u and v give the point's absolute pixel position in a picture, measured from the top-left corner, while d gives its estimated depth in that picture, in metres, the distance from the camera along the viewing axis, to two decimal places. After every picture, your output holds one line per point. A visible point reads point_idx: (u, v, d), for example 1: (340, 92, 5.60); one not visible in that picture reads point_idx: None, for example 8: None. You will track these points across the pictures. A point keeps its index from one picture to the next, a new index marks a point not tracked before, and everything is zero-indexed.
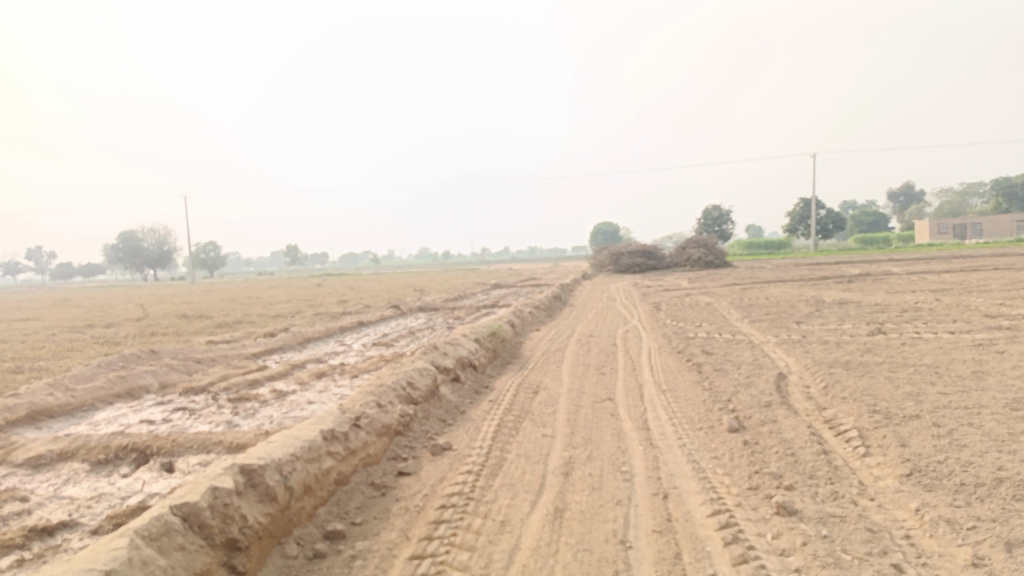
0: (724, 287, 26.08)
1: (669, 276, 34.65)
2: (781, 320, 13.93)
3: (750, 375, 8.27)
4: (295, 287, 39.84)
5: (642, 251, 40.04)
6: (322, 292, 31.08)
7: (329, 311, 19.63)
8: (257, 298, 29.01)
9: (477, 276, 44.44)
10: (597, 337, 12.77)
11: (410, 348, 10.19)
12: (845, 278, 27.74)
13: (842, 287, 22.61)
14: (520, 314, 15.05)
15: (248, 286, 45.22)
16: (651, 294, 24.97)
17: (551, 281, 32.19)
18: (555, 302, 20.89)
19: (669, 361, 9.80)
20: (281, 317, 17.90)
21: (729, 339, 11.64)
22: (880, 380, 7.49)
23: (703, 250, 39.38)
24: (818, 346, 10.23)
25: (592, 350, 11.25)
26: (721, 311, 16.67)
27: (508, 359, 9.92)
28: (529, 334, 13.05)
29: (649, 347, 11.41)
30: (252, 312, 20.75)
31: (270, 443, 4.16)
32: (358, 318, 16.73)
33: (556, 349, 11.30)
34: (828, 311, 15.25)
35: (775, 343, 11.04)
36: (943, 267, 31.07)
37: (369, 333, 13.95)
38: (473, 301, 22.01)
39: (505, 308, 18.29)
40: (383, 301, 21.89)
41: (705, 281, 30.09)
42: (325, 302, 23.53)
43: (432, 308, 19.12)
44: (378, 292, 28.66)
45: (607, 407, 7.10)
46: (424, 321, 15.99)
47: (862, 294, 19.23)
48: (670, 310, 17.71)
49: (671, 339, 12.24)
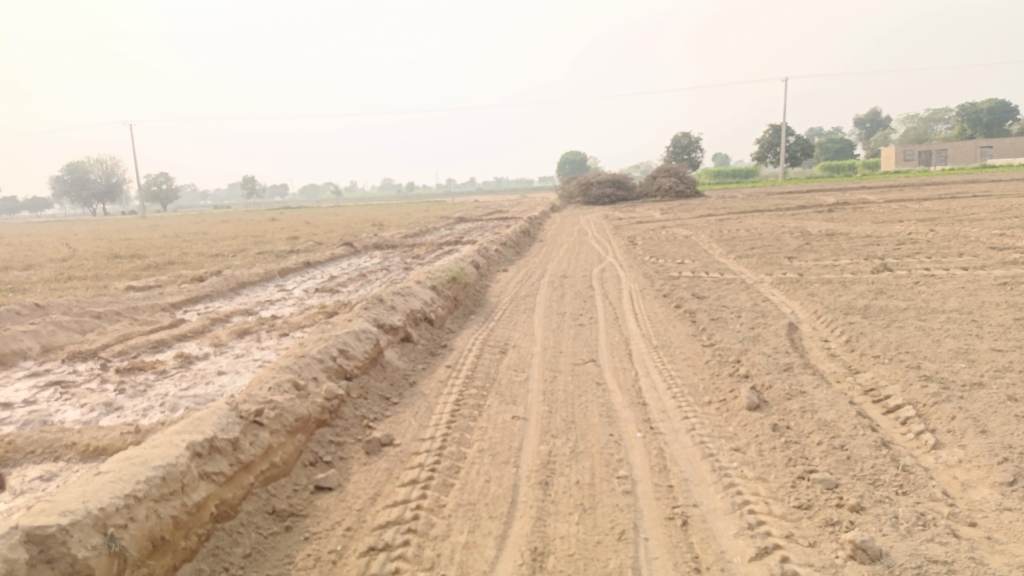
0: (700, 218, 24.87)
1: (640, 207, 33.37)
2: (771, 256, 12.72)
3: (755, 326, 7.00)
4: (246, 222, 37.73)
5: (612, 181, 38.48)
6: (274, 228, 29.16)
7: (276, 249, 17.91)
8: (203, 234, 27.00)
9: (441, 208, 42.64)
10: (572, 279, 11.40)
11: (356, 297, 8.72)
12: (821, 207, 26.67)
13: (824, 217, 21.50)
14: (485, 252, 13.59)
15: (198, 222, 42.77)
16: (623, 226, 23.63)
17: (518, 213, 30.63)
18: (522, 237, 19.41)
19: (657, 308, 8.50)
20: (222, 258, 16.17)
21: (719, 280, 10.38)
22: (912, 331, 6.27)
23: (674, 178, 37.99)
24: (823, 288, 9.00)
25: (566, 294, 9.89)
26: (703, 245, 15.38)
27: (470, 309, 8.53)
28: (494, 276, 11.65)
29: (631, 290, 10.10)
30: (192, 251, 18.91)
31: (98, 476, 2.73)
32: (306, 258, 15.10)
33: (526, 294, 9.92)
34: (819, 244, 14.05)
35: (771, 283, 9.80)
36: (918, 195, 30.15)
37: (315, 276, 12.37)
38: (435, 237, 20.41)
39: (469, 244, 16.81)
40: (336, 237, 20.21)
41: (678, 212, 28.82)
42: (274, 239, 21.74)
43: (390, 245, 17.54)
44: (335, 227, 26.86)
45: (591, 373, 5.78)
46: (379, 261, 14.45)
47: (848, 224, 18.11)
48: (646, 245, 16.38)
49: (653, 279, 10.97)
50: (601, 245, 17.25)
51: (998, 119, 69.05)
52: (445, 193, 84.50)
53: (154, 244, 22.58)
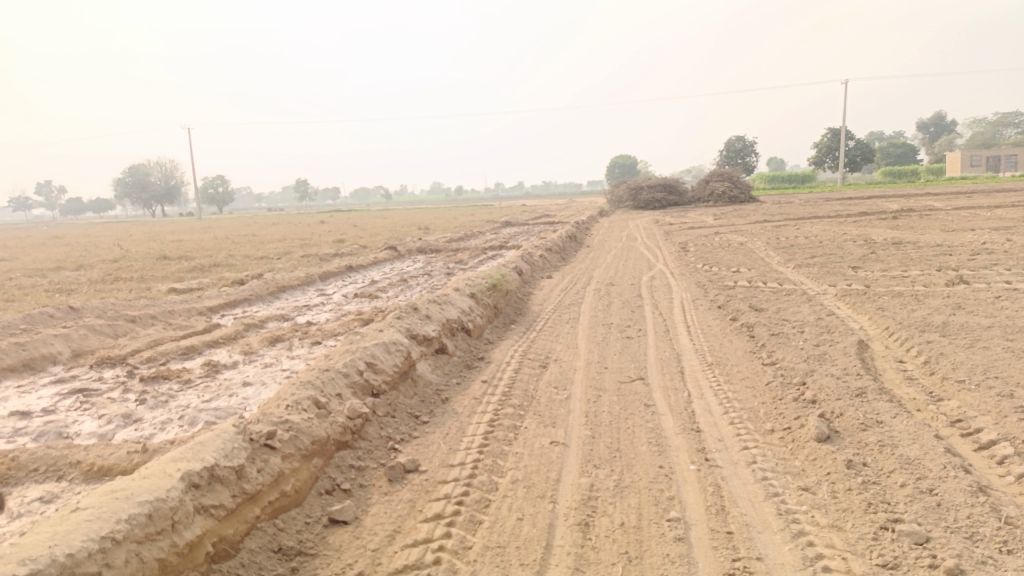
0: (754, 224, 24.02)
1: (691, 212, 32.56)
2: (832, 265, 12.00)
3: (819, 343, 6.44)
4: (295, 224, 38.20)
5: (662, 185, 37.67)
6: (323, 230, 29.32)
7: (321, 252, 17.85)
8: (253, 236, 27.28)
9: (488, 212, 42.44)
10: (619, 287, 10.92)
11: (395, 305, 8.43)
12: (883, 214, 25.48)
13: (887, 224, 20.46)
14: (530, 258, 13.20)
15: (252, 223, 43.52)
16: (674, 232, 22.95)
17: (566, 218, 30.16)
18: (569, 242, 18.95)
19: (711, 321, 7.97)
20: (267, 260, 16.15)
21: (777, 291, 9.77)
22: (1000, 353, 5.62)
23: (727, 183, 36.98)
24: (892, 302, 8.33)
25: (613, 304, 9.43)
26: (758, 253, 14.69)
27: (512, 318, 8.14)
28: (539, 283, 11.24)
29: (682, 300, 9.56)
30: (240, 253, 19.02)
31: (76, 514, 2.42)
32: (349, 262, 14.94)
33: (570, 303, 9.48)
34: (884, 253, 13.24)
35: (834, 295, 9.15)
36: (987, 202, 28.62)
37: (356, 281, 12.16)
38: (480, 242, 20.10)
39: (514, 250, 16.44)
40: (382, 241, 20.12)
41: (730, 217, 27.95)
42: (321, 242, 21.74)
43: (434, 250, 17.29)
44: (381, 229, 26.85)
45: (638, 393, 5.32)
46: (422, 265, 14.19)
47: (914, 233, 17.14)
48: (698, 252, 15.74)
49: (706, 289, 10.41)
50: (651, 252, 16.68)
51: None
52: (493, 197, 84.53)
53: (205, 246, 22.83)
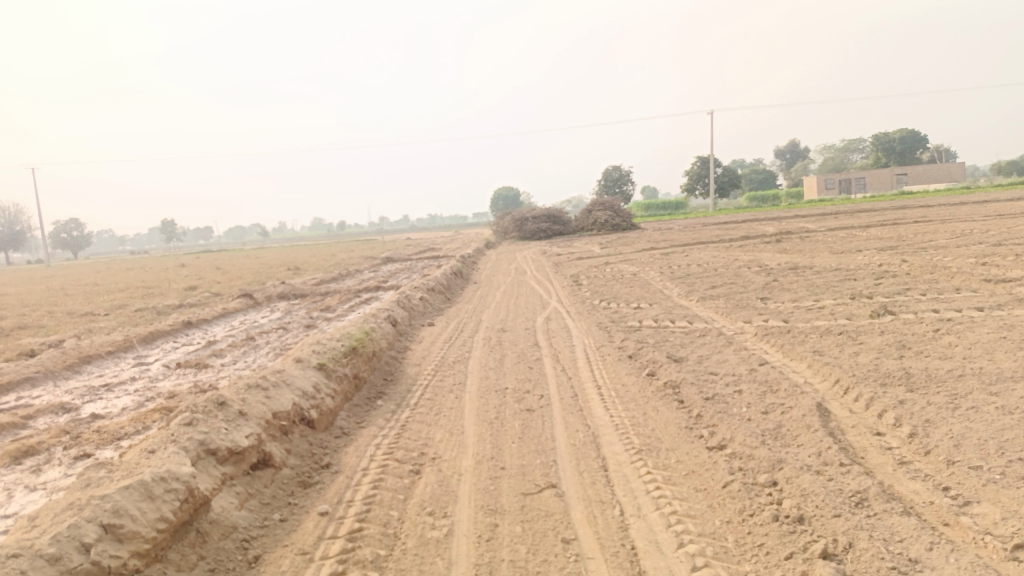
0: (643, 252, 23.31)
1: (577, 241, 31.86)
2: (738, 296, 10.95)
3: (768, 411, 5.03)
4: (149, 270, 34.32)
5: (546, 216, 36.88)
6: (178, 276, 26.13)
7: (161, 304, 15.20)
8: (92, 286, 23.79)
9: (369, 249, 40.10)
10: (511, 334, 9.30)
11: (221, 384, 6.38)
12: (764, 237, 25.47)
13: (774, 248, 20.10)
14: (407, 301, 11.39)
15: (103, 269, 39.09)
16: (562, 263, 21.78)
17: (449, 252, 28.51)
18: (453, 279, 17.24)
19: (625, 378, 6.47)
20: (89, 318, 13.40)
21: (692, 332, 8.46)
22: (998, 416, 4.40)
23: (610, 212, 36.68)
24: (826, 343, 7.15)
25: (505, 358, 7.77)
26: (655, 285, 13.57)
27: (377, 389, 6.30)
28: (416, 334, 9.44)
29: (586, 349, 8.07)
30: (62, 309, 15.97)
31: None
32: (191, 316, 12.53)
33: (453, 361, 7.74)
34: (786, 280, 12.41)
35: (756, 335, 7.93)
36: (853, 223, 29.44)
37: (191, 342, 9.88)
38: (355, 282, 18.02)
39: (391, 291, 14.55)
40: (241, 286, 17.63)
41: (618, 246, 27.29)
42: (169, 291, 18.91)
43: (299, 295, 15.11)
44: (246, 273, 24.11)
45: (552, 514, 3.67)
46: (280, 317, 12.03)
47: (806, 256, 16.70)
48: (593, 286, 14.45)
49: (611, 332, 8.99)
50: (542, 287, 15.25)
51: (909, 148, 71.62)
52: (377, 233, 81.77)
53: (25, 300, 19.36)
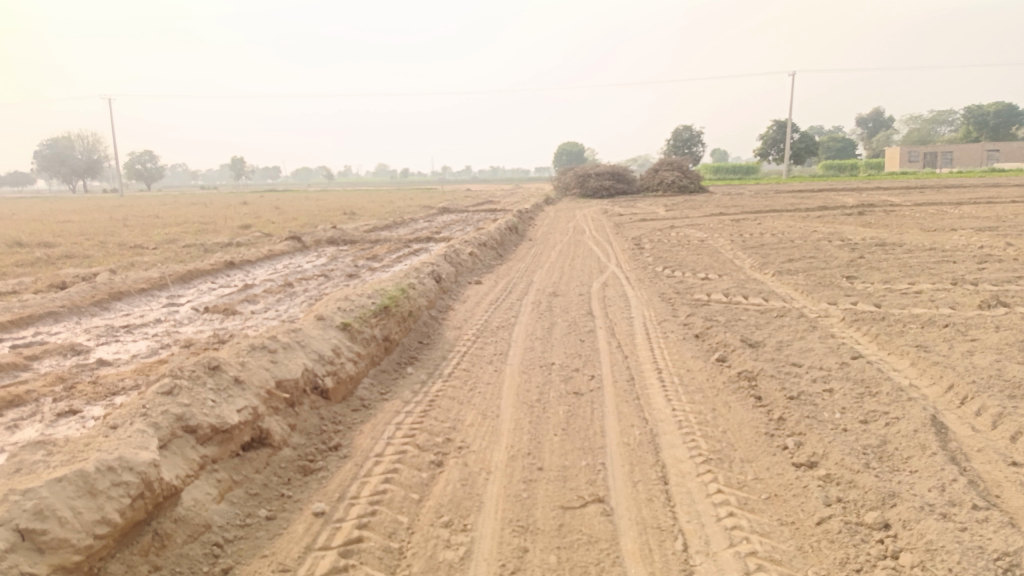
0: (711, 217, 22.03)
1: (641, 202, 30.57)
2: (819, 273, 9.87)
3: (869, 421, 4.13)
4: (209, 206, 34.61)
5: (610, 173, 35.59)
6: (237, 213, 26.14)
7: (211, 241, 14.91)
8: (152, 219, 23.93)
9: (428, 197, 39.56)
10: (564, 299, 8.51)
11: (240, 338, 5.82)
12: (843, 209, 23.77)
13: (855, 221, 18.57)
14: (456, 254, 10.70)
15: (168, 203, 39.68)
16: (624, 224, 20.72)
17: (508, 206, 27.72)
18: (508, 234, 16.48)
19: (691, 362, 5.63)
20: (137, 252, 13.16)
21: (768, 311, 7.51)
22: None
23: (677, 172, 35.12)
24: (929, 336, 6.12)
25: (555, 327, 7.00)
26: (724, 254, 12.53)
27: (409, 354, 5.62)
28: (462, 292, 8.75)
29: (646, 322, 7.22)
30: (115, 241, 15.89)
31: None
32: (235, 256, 12.14)
33: (497, 326, 7.01)
34: (873, 258, 11.21)
35: (844, 321, 6.93)
36: (942, 198, 27.29)
37: (228, 284, 9.43)
38: (407, 231, 17.44)
39: (442, 243, 13.89)
40: (292, 228, 17.24)
41: (684, 209, 26.00)
42: (222, 228, 18.73)
43: (349, 241, 14.60)
44: (301, 215, 23.85)
45: (597, 543, 2.92)
46: (323, 264, 11.51)
47: (893, 232, 15.27)
48: (656, 251, 13.47)
49: (675, 304, 8.11)
50: (601, 249, 14.35)
51: (1006, 122, 66.67)
52: (439, 182, 81.39)
53: (85, 229, 19.52)
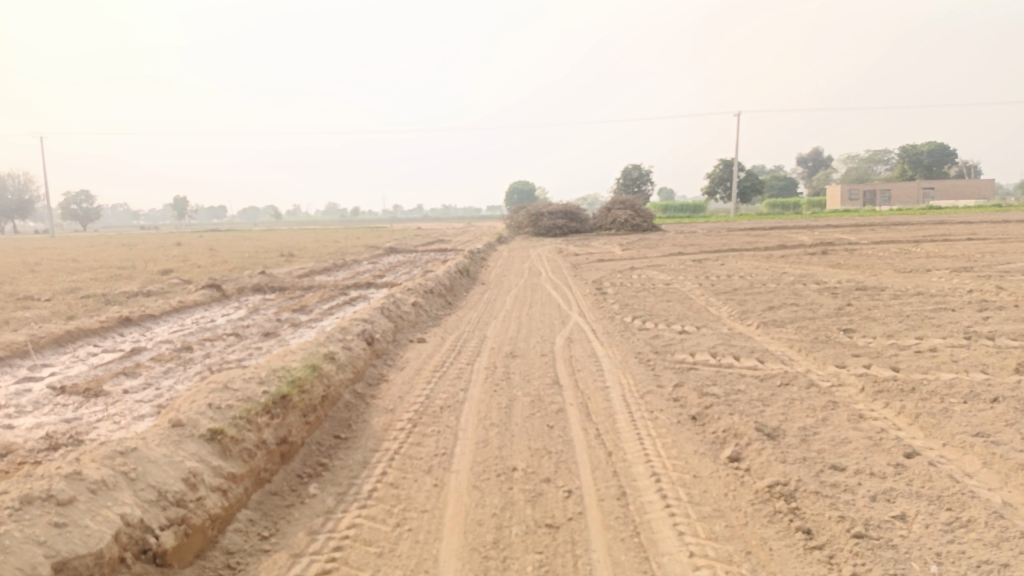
0: (671, 257, 21.05)
1: (595, 240, 29.63)
2: (810, 325, 8.67)
3: None
4: (136, 246, 32.14)
5: (563, 212, 34.58)
6: (164, 256, 24.06)
7: (117, 289, 13.03)
8: (67, 262, 21.71)
9: (374, 236, 37.92)
10: (523, 363, 7.06)
11: (82, 446, 4.20)
12: (804, 248, 23.12)
13: (820, 261, 17.75)
14: (395, 306, 9.19)
15: (93, 244, 37.12)
16: (581, 266, 19.48)
17: (458, 246, 26.33)
18: (457, 278, 15.04)
19: (698, 464, 4.23)
20: (22, 304, 11.23)
21: (769, 379, 6.21)
22: None
23: (630, 211, 34.39)
24: (984, 416, 4.87)
25: (513, 405, 5.52)
26: (697, 301, 11.30)
27: (316, 462, 4.10)
28: (400, 354, 7.26)
29: (626, 396, 5.82)
30: (5, 289, 13.84)
31: None
32: (137, 308, 10.36)
33: (442, 406, 5.50)
34: (862, 305, 10.10)
35: (867, 394, 5.65)
36: (897, 237, 26.97)
37: (113, 348, 7.70)
38: (346, 276, 15.80)
39: (383, 290, 12.36)
40: (217, 273, 15.44)
41: (641, 249, 24.97)
42: (139, 273, 16.78)
43: (277, 288, 12.91)
44: (232, 258, 21.94)
45: None
46: (240, 317, 9.84)
47: (866, 274, 14.39)
48: (620, 297, 12.17)
49: (656, 368, 6.74)
50: (560, 294, 13.00)
51: (940, 162, 68.85)
52: (390, 221, 79.74)
53: None
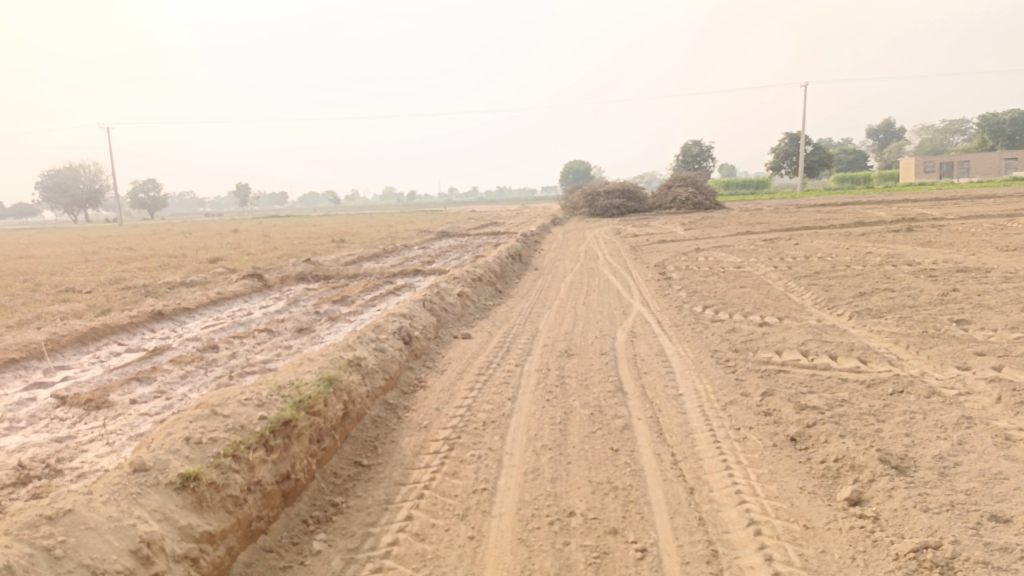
0: (737, 237, 19.73)
1: (655, 220, 28.38)
2: (912, 315, 7.51)
3: None
4: (193, 234, 32.41)
5: (621, 191, 33.31)
6: (219, 244, 23.99)
7: (161, 280, 12.65)
8: (124, 252, 21.81)
9: (428, 220, 37.42)
10: (580, 364, 6.17)
11: (56, 480, 3.54)
12: (884, 224, 21.44)
13: (905, 239, 16.21)
14: (440, 297, 8.40)
15: (155, 233, 37.76)
16: (641, 248, 18.38)
17: (512, 229, 25.49)
18: (510, 263, 14.21)
19: (809, 509, 3.29)
20: (63, 297, 10.92)
21: (877, 386, 5.16)
22: None
23: (691, 189, 32.88)
24: None
25: (570, 421, 4.65)
26: (773, 286, 10.18)
27: (327, 504, 3.32)
28: (442, 353, 6.47)
29: (704, 408, 4.88)
30: (54, 281, 13.67)
31: None
32: (174, 301, 9.89)
33: (485, 421, 4.67)
34: (969, 290, 8.81)
35: (1009, 407, 4.56)
36: (986, 210, 24.84)
37: (137, 347, 7.15)
38: (394, 263, 15.16)
39: (431, 277, 11.62)
40: (264, 262, 15.01)
41: (704, 228, 23.65)
42: (188, 262, 16.51)
43: (322, 277, 12.33)
44: (283, 245, 21.66)
45: None
46: (278, 310, 9.24)
47: (963, 253, 12.91)
48: (687, 282, 11.13)
49: (736, 372, 5.75)
50: (620, 280, 12.03)
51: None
52: (445, 205, 79.44)
53: (36, 267, 17.33)
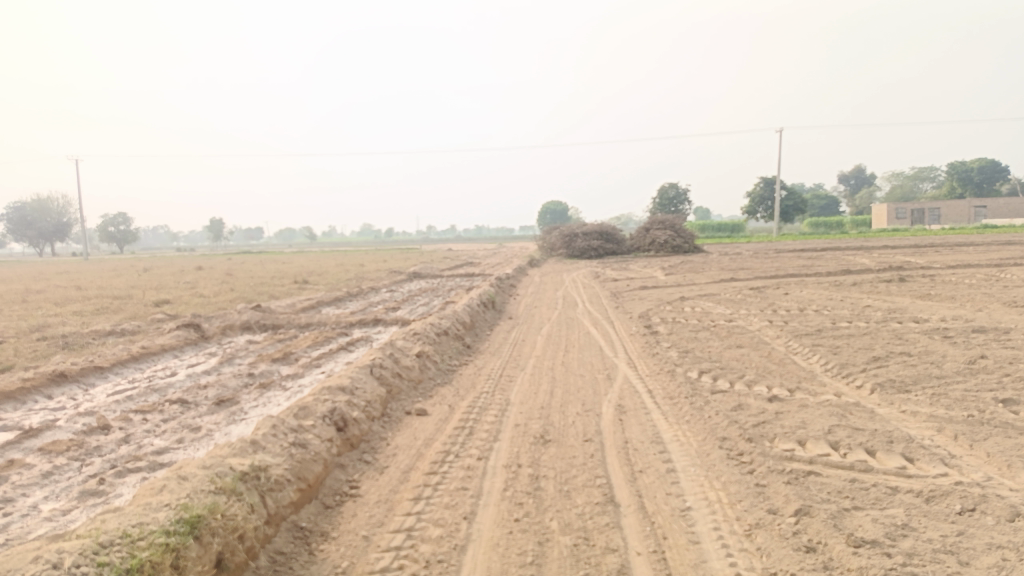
0: (722, 284, 18.76)
1: (634, 263, 27.48)
2: (946, 391, 6.40)
3: None
4: (149, 271, 30.78)
5: (599, 232, 32.40)
6: (172, 283, 22.43)
7: (87, 328, 11.24)
8: (67, 291, 20.25)
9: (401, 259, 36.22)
10: (558, 457, 4.93)
11: None
12: (872, 272, 20.65)
13: (900, 290, 15.30)
14: (394, 360, 7.13)
15: (112, 268, 36.02)
16: (623, 294, 17.27)
17: (486, 270, 24.32)
18: (481, 311, 13.02)
19: None
20: None
21: (943, 503, 3.98)
22: None
23: (671, 231, 32.10)
24: None
25: (545, 558, 3.41)
26: (773, 347, 9.07)
27: None
28: (387, 439, 5.20)
29: (724, 536, 3.67)
30: None
31: None
32: (88, 357, 8.50)
33: (430, 557, 3.40)
34: (999, 357, 7.75)
35: None
36: (971, 259, 24.23)
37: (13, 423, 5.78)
38: (355, 308, 13.87)
39: (391, 329, 10.38)
40: (211, 306, 13.66)
41: (685, 273, 22.74)
42: (131, 305, 15.08)
43: (270, 327, 11.03)
44: (241, 286, 20.27)
45: None
46: (206, 369, 7.90)
47: (969, 308, 11.96)
48: (677, 339, 9.99)
49: (756, 473, 4.55)
50: (601, 334, 10.87)
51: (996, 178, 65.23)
52: (421, 243, 78.18)
53: None
